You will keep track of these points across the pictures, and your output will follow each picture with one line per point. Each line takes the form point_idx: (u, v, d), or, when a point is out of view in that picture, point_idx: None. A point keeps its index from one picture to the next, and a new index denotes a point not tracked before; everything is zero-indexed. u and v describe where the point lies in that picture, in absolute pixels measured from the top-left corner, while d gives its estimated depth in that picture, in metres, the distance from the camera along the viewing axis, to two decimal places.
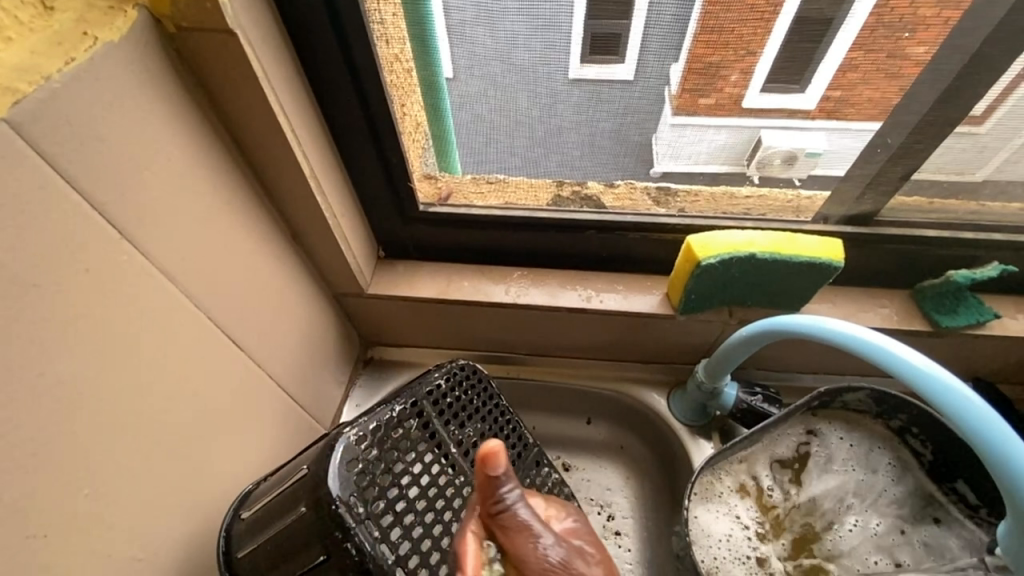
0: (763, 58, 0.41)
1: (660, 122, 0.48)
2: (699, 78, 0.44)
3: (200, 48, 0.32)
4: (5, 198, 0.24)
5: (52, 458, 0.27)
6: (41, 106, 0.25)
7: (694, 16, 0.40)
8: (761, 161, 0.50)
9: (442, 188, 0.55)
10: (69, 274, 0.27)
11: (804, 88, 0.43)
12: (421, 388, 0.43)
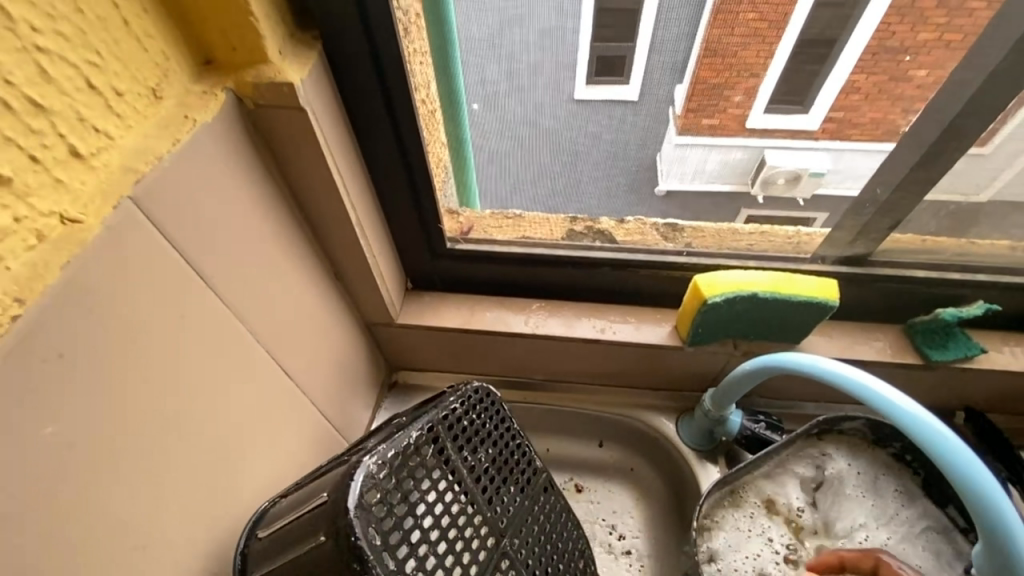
0: (763, 82, 0.52)
1: (663, 143, 0.58)
2: (703, 100, 0.53)
3: (273, 121, 0.37)
4: (130, 262, 0.29)
5: (149, 480, 0.32)
6: (155, 183, 0.30)
7: (696, 42, 0.48)
8: (766, 179, 0.60)
9: (464, 223, 0.61)
10: (171, 322, 0.32)
11: (807, 108, 0.53)
12: (437, 413, 0.42)
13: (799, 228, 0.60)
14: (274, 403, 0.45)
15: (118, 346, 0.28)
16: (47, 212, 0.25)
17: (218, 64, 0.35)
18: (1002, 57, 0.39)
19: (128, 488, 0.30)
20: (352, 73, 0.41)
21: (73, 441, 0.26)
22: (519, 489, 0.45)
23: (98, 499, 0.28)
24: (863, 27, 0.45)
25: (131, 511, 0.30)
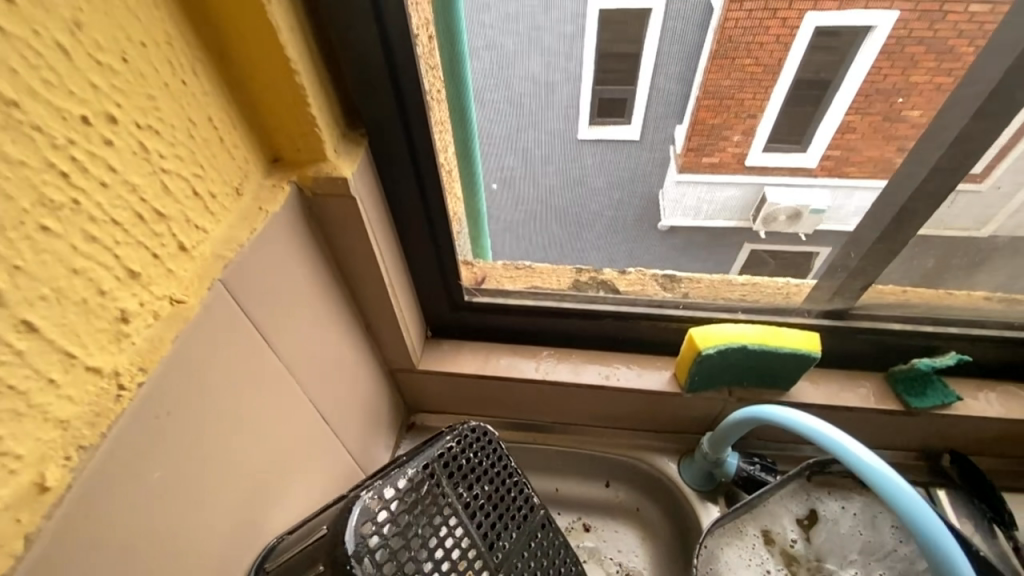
0: (762, 125, 0.57)
1: (666, 179, 0.66)
2: (705, 139, 0.60)
3: (326, 204, 0.44)
4: (218, 331, 0.35)
5: (212, 514, 0.37)
6: (239, 265, 0.36)
7: (693, 94, 0.55)
8: (766, 215, 0.66)
9: (478, 273, 0.68)
10: (242, 378, 0.38)
11: (804, 146, 0.57)
12: (433, 451, 0.45)
13: (788, 280, 0.67)
14: (312, 446, 0.50)
15: (205, 400, 0.34)
16: (160, 294, 0.32)
17: (284, 160, 0.42)
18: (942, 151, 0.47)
19: (200, 518, 0.36)
20: (392, 162, 0.48)
21: (169, 481, 0.32)
22: (515, 526, 0.47)
23: (177, 532, 0.33)
24: (857, 68, 0.50)
25: (197, 540, 0.35)
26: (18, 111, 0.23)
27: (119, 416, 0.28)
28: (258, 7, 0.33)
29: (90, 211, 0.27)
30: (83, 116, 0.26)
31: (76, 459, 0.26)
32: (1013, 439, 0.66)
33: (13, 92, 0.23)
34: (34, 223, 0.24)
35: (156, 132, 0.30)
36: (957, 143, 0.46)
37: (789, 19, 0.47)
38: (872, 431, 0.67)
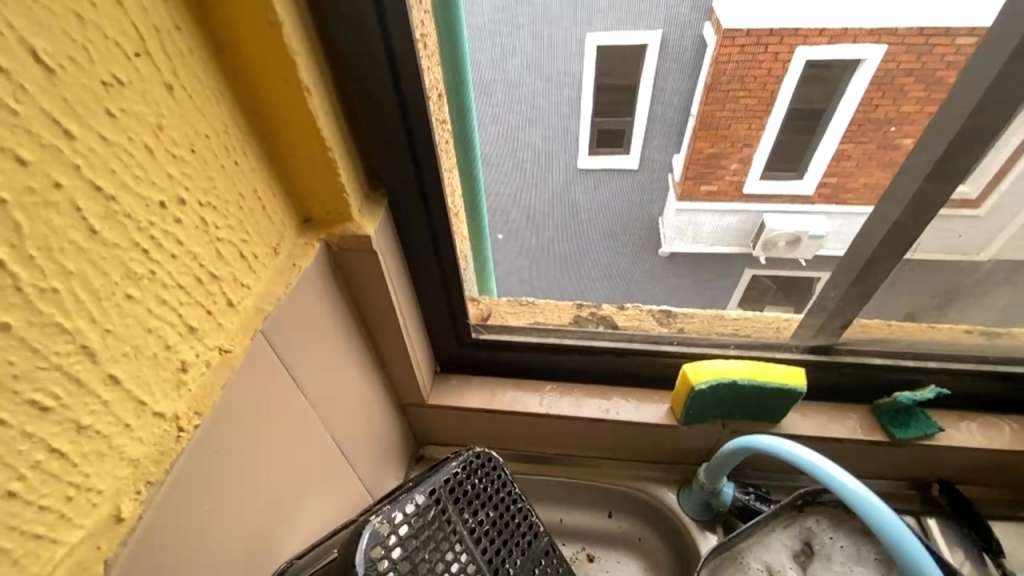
0: (761, 154, 0.90)
1: (671, 207, 1.00)
2: (709, 166, 0.88)
3: (350, 257, 0.49)
4: (254, 371, 0.39)
5: (238, 540, 0.40)
6: (274, 312, 0.41)
7: (693, 112, 0.79)
8: (767, 242, 0.93)
9: (484, 310, 0.73)
10: (272, 413, 0.42)
11: (799, 174, 0.88)
12: (439, 476, 0.45)
13: (779, 316, 0.74)
14: (332, 479, 0.53)
15: (241, 435, 0.38)
16: (213, 345, 0.36)
17: (314, 220, 0.47)
18: (900, 211, 0.53)
19: (227, 542, 0.38)
20: (409, 219, 0.53)
21: (207, 509, 0.35)
22: (520, 551, 0.47)
23: (207, 556, 0.36)
24: (843, 105, 0.72)
25: (224, 564, 0.38)
26: (115, 204, 0.28)
27: (180, 453, 0.32)
28: (299, 98, 0.38)
29: (162, 279, 0.32)
30: (160, 200, 0.31)
31: (145, 492, 0.30)
32: (996, 468, 0.69)
33: (113, 189, 0.28)
34: (123, 293, 0.29)
35: (213, 205, 0.35)
36: (913, 204, 0.51)
37: (782, 54, 0.68)
38: (862, 461, 0.71)
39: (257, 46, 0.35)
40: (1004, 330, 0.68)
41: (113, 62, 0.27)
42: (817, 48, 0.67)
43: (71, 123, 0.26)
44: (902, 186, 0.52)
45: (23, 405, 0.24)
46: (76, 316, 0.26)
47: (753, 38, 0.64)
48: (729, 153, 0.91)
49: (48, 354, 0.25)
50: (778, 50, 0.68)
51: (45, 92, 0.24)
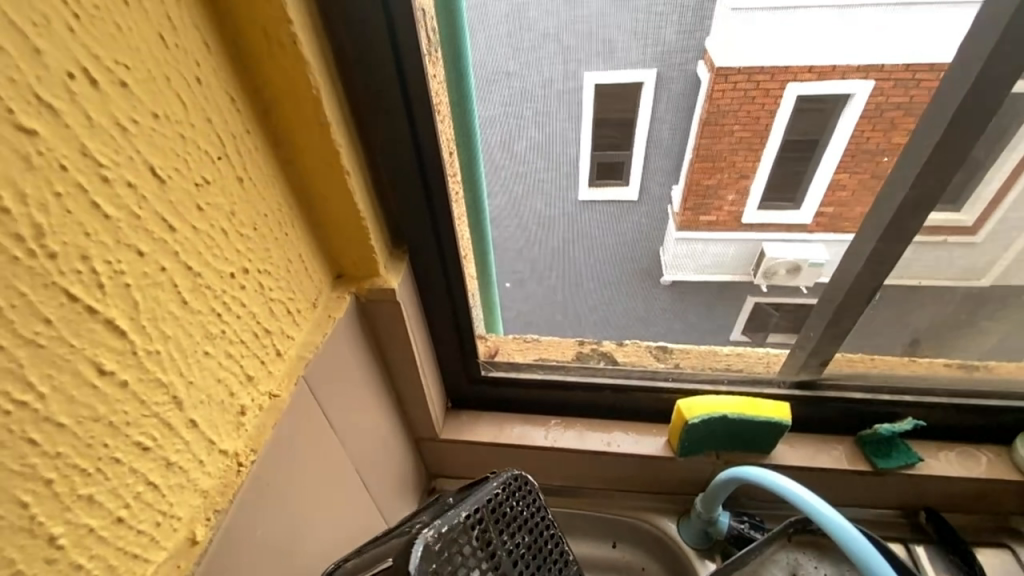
0: (758, 179, 0.80)
1: (671, 237, 0.94)
2: (705, 196, 0.83)
3: (376, 307, 0.55)
4: (296, 408, 0.45)
5: (283, 559, 0.44)
6: (311, 356, 0.47)
7: (685, 158, 0.76)
8: (772, 269, 0.88)
9: (492, 347, 0.78)
10: (309, 445, 0.47)
11: (796, 202, 0.81)
12: (482, 496, 0.46)
13: (768, 350, 0.80)
14: (356, 509, 0.58)
15: (284, 465, 0.44)
16: (264, 391, 0.42)
17: (346, 275, 0.53)
18: (861, 265, 0.61)
19: (273, 559, 0.43)
20: (425, 271, 0.60)
21: (255, 532, 0.41)
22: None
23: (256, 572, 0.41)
24: (845, 116, 0.66)
25: None
26: (200, 279, 0.34)
27: (239, 484, 0.38)
28: (340, 177, 0.45)
29: (230, 336, 0.38)
30: (229, 272, 0.37)
31: (213, 519, 0.36)
32: (975, 495, 0.74)
33: (198, 267, 0.34)
34: (201, 351, 0.35)
35: (267, 271, 0.42)
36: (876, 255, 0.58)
37: (772, 90, 0.65)
38: (849, 490, 0.75)
39: (306, 139, 0.42)
40: (982, 363, 0.75)
41: (203, 166, 0.34)
42: (808, 84, 0.63)
43: (174, 219, 0.32)
44: (859, 247, 0.61)
45: (130, 445, 0.30)
46: (171, 371, 0.32)
47: (745, 76, 0.62)
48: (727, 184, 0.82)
49: (150, 403, 0.31)
50: (769, 87, 0.65)
51: (157, 198, 0.31)
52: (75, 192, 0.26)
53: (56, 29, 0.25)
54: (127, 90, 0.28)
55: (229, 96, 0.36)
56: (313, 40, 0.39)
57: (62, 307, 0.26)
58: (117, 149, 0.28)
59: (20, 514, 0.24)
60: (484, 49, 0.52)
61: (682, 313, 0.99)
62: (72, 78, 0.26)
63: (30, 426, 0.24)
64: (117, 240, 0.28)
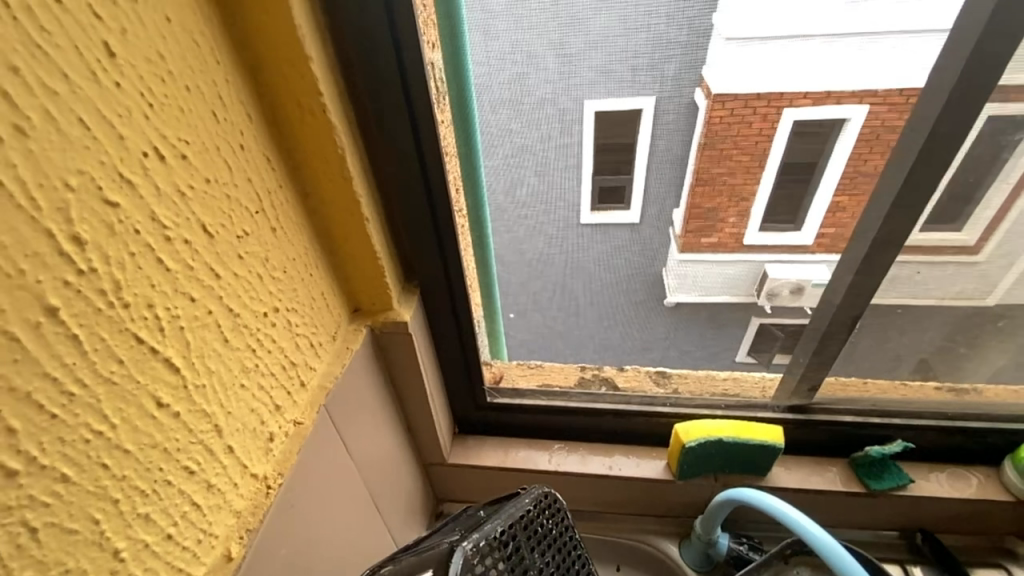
0: (757, 205, 0.69)
1: (670, 258, 0.77)
2: (703, 220, 0.71)
3: (389, 339, 0.59)
4: (318, 433, 0.49)
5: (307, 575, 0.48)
6: (331, 385, 0.51)
7: (687, 181, 0.66)
8: (773, 289, 0.77)
9: (497, 374, 0.82)
10: (329, 468, 0.51)
11: (798, 223, 0.69)
12: (515, 512, 0.50)
13: (765, 373, 0.83)
14: (369, 532, 0.61)
15: (308, 487, 0.47)
16: (290, 419, 0.46)
17: (362, 310, 0.57)
18: (841, 297, 0.65)
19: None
20: (434, 303, 0.64)
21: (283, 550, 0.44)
22: None
23: None
24: (848, 129, 0.58)
25: None
26: (239, 319, 0.39)
27: (268, 506, 0.42)
28: (359, 223, 0.50)
29: (262, 370, 0.42)
30: (263, 311, 0.42)
31: (245, 537, 0.40)
32: (968, 517, 0.76)
33: (238, 307, 0.39)
34: (237, 383, 0.39)
35: (294, 309, 0.46)
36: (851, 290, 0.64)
37: (769, 115, 0.59)
38: (845, 512, 0.77)
39: (331, 189, 0.47)
40: (969, 387, 0.77)
41: (244, 220, 0.39)
42: (805, 108, 0.58)
43: (219, 268, 0.37)
44: (839, 279, 0.65)
45: (179, 469, 0.34)
46: (213, 402, 0.37)
47: (743, 101, 0.56)
48: (726, 207, 0.70)
49: (195, 431, 0.35)
50: (765, 112, 0.58)
51: (206, 250, 0.35)
52: (145, 251, 0.30)
53: (135, 117, 0.29)
54: (186, 161, 0.33)
55: (265, 157, 0.41)
56: (339, 107, 0.44)
57: (132, 349, 0.30)
58: (177, 211, 0.33)
59: (92, 529, 0.28)
60: (493, 116, 0.57)
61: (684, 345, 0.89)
62: (146, 156, 0.30)
63: (104, 452, 0.28)
64: (174, 289, 0.33)
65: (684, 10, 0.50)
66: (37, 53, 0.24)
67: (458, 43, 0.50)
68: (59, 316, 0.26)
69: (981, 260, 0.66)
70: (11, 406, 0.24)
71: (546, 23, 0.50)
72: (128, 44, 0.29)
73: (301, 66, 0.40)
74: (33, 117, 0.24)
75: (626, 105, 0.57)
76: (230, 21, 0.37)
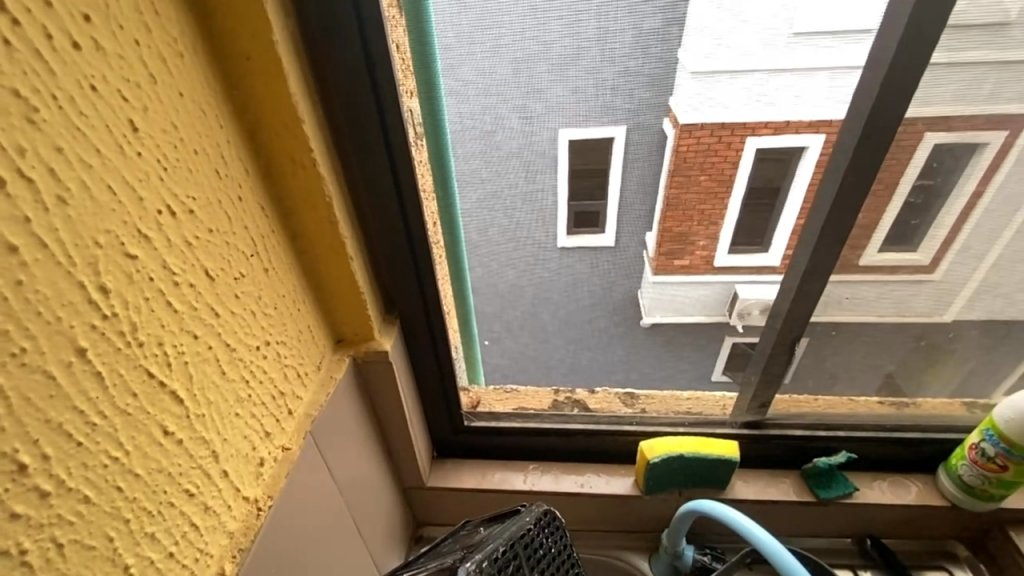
0: (724, 225, 0.74)
1: (644, 279, 0.85)
2: (674, 243, 0.77)
3: (371, 367, 0.63)
4: (307, 458, 0.52)
5: None
6: (318, 413, 0.54)
7: (658, 208, 0.72)
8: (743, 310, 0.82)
9: (474, 398, 0.86)
10: (316, 491, 0.54)
11: (766, 245, 0.74)
12: (517, 531, 0.53)
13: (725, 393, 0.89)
14: (351, 554, 0.63)
15: (295, 509, 0.51)
16: (278, 445, 0.49)
17: (346, 340, 0.61)
18: (780, 323, 0.73)
19: None
20: (414, 333, 0.68)
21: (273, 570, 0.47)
22: None
23: None
24: (806, 158, 0.62)
25: None
26: (235, 353, 0.43)
27: (259, 527, 0.45)
28: (344, 262, 0.54)
29: (255, 400, 0.46)
30: (256, 345, 0.45)
31: (238, 557, 0.43)
32: (912, 522, 0.83)
33: (234, 342, 0.43)
34: (233, 412, 0.43)
35: (284, 342, 0.50)
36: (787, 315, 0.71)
37: (733, 143, 0.63)
38: (800, 520, 0.83)
39: (317, 232, 0.52)
40: (910, 400, 0.86)
41: (240, 262, 0.43)
42: (765, 137, 0.62)
43: (218, 308, 0.41)
44: (778, 306, 0.73)
45: (180, 491, 0.37)
46: (211, 430, 0.40)
47: (708, 130, 0.61)
48: (696, 230, 0.75)
49: (195, 457, 0.39)
50: (730, 142, 0.63)
51: (208, 292, 0.39)
52: (157, 295, 0.35)
53: (152, 181, 0.34)
54: (193, 215, 0.38)
55: (260, 206, 0.46)
56: (327, 159, 0.50)
57: (145, 383, 0.34)
58: (185, 259, 0.37)
59: (107, 545, 0.31)
60: (466, 165, 0.62)
61: (643, 367, 0.99)
62: (161, 213, 0.35)
63: (118, 476, 0.32)
64: (181, 328, 0.37)
65: (629, 83, 0.56)
66: (76, 134, 0.29)
67: (435, 104, 0.56)
68: (87, 356, 0.30)
69: (935, 279, 0.72)
70: (47, 435, 0.28)
71: (509, 90, 0.56)
72: (148, 119, 0.34)
73: (295, 127, 0.45)
74: (71, 187, 0.29)
75: (595, 133, 0.61)
76: (232, 90, 0.42)
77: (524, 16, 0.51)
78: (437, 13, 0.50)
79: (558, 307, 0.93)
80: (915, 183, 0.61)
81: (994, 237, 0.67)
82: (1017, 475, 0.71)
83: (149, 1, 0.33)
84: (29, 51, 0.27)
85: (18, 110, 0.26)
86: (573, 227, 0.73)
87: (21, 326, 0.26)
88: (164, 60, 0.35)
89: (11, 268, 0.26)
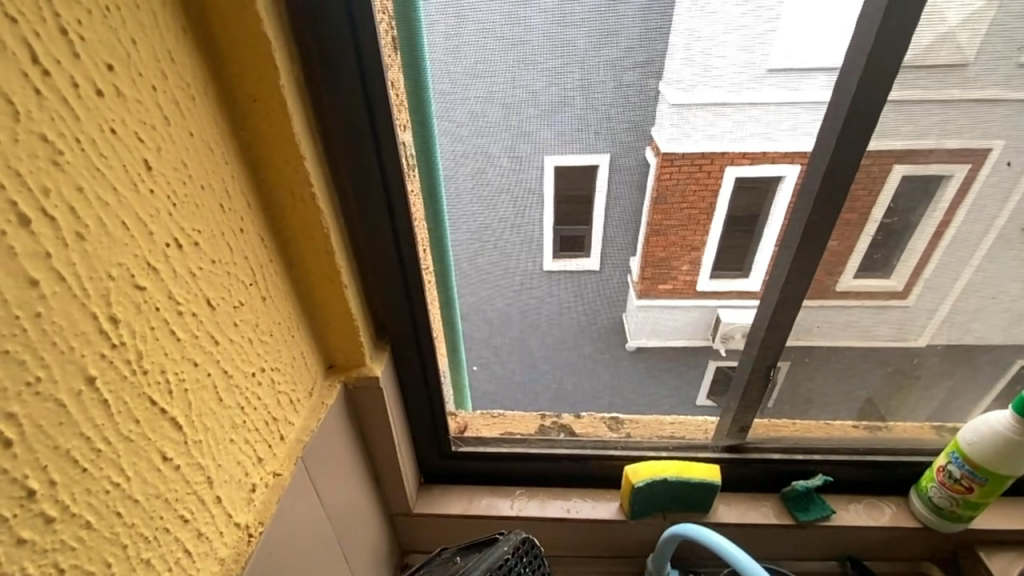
0: (705, 252, 0.73)
1: (630, 304, 0.82)
2: (657, 268, 0.76)
3: (361, 393, 0.64)
4: (299, 484, 0.53)
5: None
6: (310, 439, 0.55)
7: (641, 233, 0.71)
8: (725, 334, 0.82)
9: (462, 424, 0.88)
10: (306, 517, 0.55)
11: (747, 270, 0.74)
12: (494, 562, 0.54)
13: (706, 416, 0.91)
14: None
15: (286, 535, 0.51)
16: (269, 470, 0.50)
17: (337, 366, 0.62)
18: (756, 350, 0.77)
19: None
20: (404, 359, 0.70)
21: None
22: None
23: None
24: (782, 191, 0.65)
25: None
26: (231, 380, 0.44)
27: (249, 554, 0.46)
28: (339, 291, 0.56)
29: (249, 426, 0.46)
30: (252, 372, 0.47)
31: None
32: (888, 544, 0.85)
33: (232, 369, 0.44)
34: (228, 438, 0.44)
35: (278, 369, 0.51)
36: (762, 343, 0.76)
37: (713, 171, 0.64)
38: (780, 543, 0.86)
39: (313, 262, 0.54)
40: (884, 423, 0.89)
41: (240, 292, 0.45)
42: (744, 167, 0.63)
43: (218, 336, 0.42)
44: (753, 336, 0.77)
45: (176, 517, 0.38)
46: (207, 456, 0.41)
47: (689, 160, 0.63)
48: (680, 255, 0.74)
49: (191, 483, 0.39)
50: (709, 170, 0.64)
51: (209, 321, 0.41)
52: (162, 324, 0.36)
53: (162, 216, 0.36)
54: (198, 248, 0.39)
55: (260, 238, 0.48)
56: (326, 193, 0.52)
57: (147, 410, 0.35)
58: (190, 290, 0.39)
59: (105, 571, 0.32)
60: (458, 199, 0.65)
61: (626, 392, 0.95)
62: (169, 247, 0.36)
63: (118, 502, 0.33)
64: (183, 356, 0.38)
65: (611, 127, 0.60)
66: (96, 174, 0.31)
67: (429, 141, 0.60)
68: (96, 384, 0.31)
69: (909, 304, 0.75)
70: (55, 461, 0.29)
71: (499, 131, 0.59)
72: (161, 158, 0.36)
73: (297, 164, 0.47)
74: (89, 224, 0.30)
75: (581, 160, 0.63)
76: (239, 130, 0.44)
77: (514, 65, 0.55)
78: (433, 61, 0.54)
79: (545, 334, 0.88)
80: (881, 222, 0.66)
81: (955, 267, 0.72)
82: (982, 496, 0.74)
83: (168, 49, 0.36)
84: (56, 99, 0.29)
85: (44, 153, 0.28)
86: (557, 251, 0.73)
87: (36, 355, 0.28)
88: (177, 103, 0.37)
89: (31, 300, 0.27)
